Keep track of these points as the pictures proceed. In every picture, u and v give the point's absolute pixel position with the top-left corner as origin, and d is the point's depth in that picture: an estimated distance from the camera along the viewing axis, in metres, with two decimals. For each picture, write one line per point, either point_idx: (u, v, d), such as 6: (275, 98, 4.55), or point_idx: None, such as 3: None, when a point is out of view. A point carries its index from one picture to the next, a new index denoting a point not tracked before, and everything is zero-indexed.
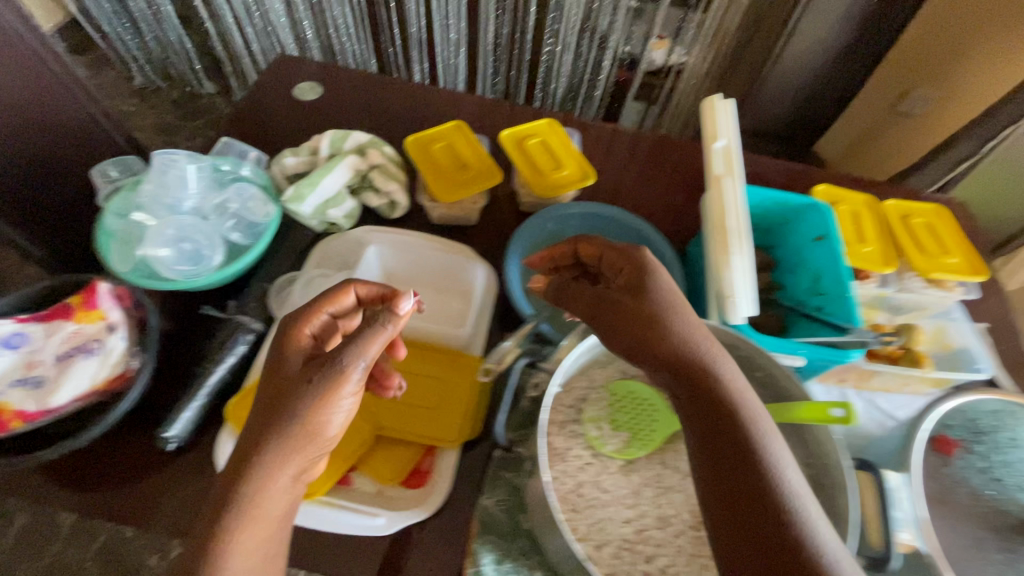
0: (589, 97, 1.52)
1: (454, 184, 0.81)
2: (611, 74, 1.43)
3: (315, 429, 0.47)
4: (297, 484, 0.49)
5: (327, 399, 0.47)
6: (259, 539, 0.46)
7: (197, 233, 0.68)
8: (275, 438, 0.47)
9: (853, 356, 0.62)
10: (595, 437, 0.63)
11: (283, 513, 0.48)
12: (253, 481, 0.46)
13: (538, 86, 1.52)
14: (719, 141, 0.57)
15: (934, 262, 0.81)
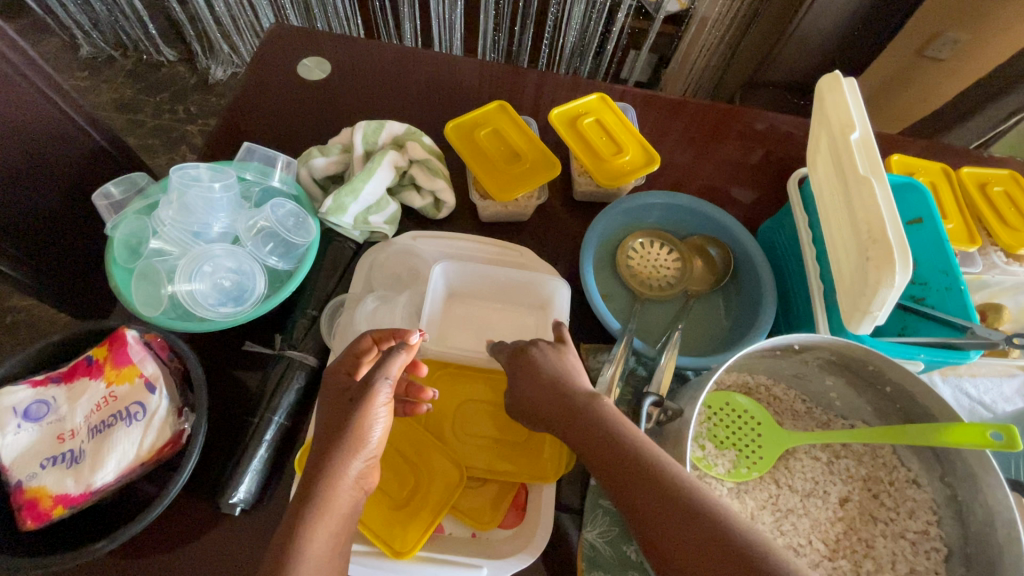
0: (606, 53, 1.39)
1: (509, 178, 0.71)
2: (629, 26, 1.30)
3: (360, 432, 0.43)
4: (360, 490, 0.44)
5: (363, 406, 0.44)
6: (328, 546, 0.40)
7: (232, 261, 0.58)
8: (336, 435, 0.43)
9: (974, 357, 0.58)
10: (701, 458, 0.57)
11: (349, 518, 0.42)
12: (320, 478, 0.41)
13: (548, 45, 1.38)
14: (854, 133, 0.50)
15: (1018, 235, 0.76)
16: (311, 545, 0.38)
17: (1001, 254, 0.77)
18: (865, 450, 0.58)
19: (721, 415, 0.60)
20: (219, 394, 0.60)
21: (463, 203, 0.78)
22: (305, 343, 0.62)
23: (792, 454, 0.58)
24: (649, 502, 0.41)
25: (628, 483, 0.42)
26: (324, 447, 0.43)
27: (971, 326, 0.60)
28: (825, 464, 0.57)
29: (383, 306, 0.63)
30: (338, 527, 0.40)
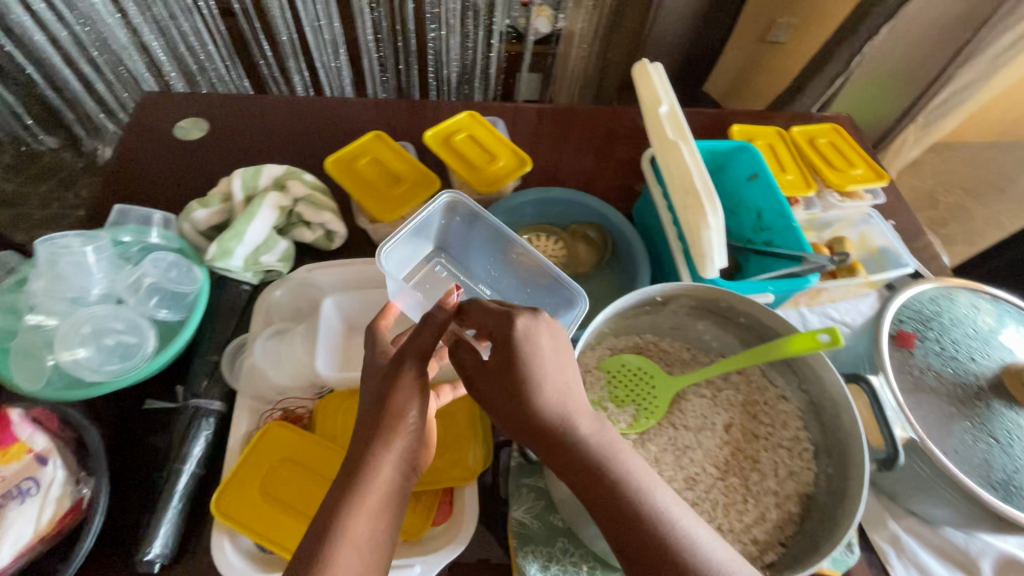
0: (485, 78, 1.47)
1: (392, 200, 0.75)
2: (502, 50, 1.39)
3: (394, 411, 0.46)
4: (408, 463, 0.46)
5: (393, 383, 0.47)
6: (370, 525, 0.41)
7: (119, 322, 0.59)
8: (376, 416, 0.46)
9: (813, 281, 0.67)
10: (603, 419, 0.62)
11: (396, 497, 0.44)
12: (364, 464, 0.43)
13: (433, 79, 1.45)
14: (661, 107, 0.58)
15: (844, 175, 0.89)
16: (353, 527, 0.40)
17: (834, 195, 0.88)
18: (741, 380, 0.64)
19: (618, 377, 0.65)
20: (124, 457, 0.59)
21: (356, 230, 0.81)
22: (208, 389, 0.62)
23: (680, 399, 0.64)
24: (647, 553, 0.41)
25: (627, 521, 0.42)
26: (366, 434, 0.45)
27: (806, 256, 0.69)
28: (711, 400, 0.63)
29: (280, 339, 0.65)
30: (378, 503, 0.42)
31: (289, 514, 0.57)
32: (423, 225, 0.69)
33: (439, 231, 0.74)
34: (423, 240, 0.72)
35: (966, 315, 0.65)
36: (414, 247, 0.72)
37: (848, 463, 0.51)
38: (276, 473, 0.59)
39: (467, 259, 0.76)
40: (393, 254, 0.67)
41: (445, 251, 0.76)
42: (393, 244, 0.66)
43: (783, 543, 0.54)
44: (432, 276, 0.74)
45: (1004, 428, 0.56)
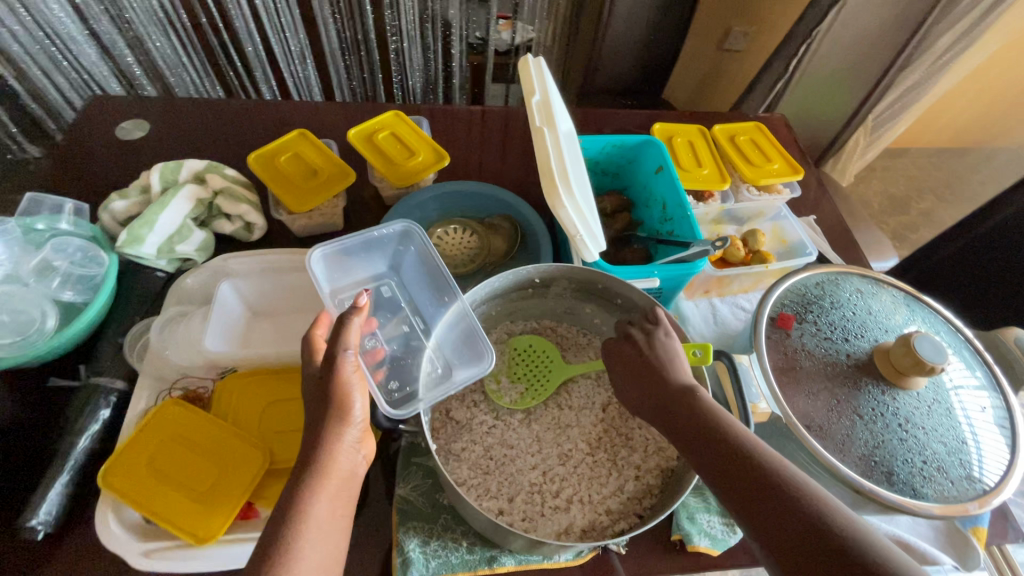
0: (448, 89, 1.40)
1: (307, 192, 0.78)
2: (464, 61, 1.33)
3: (343, 404, 0.50)
4: (355, 454, 0.51)
5: (338, 377, 0.51)
6: (331, 506, 0.47)
7: (20, 302, 0.63)
8: (324, 409, 0.50)
9: (701, 266, 0.69)
10: (493, 394, 0.66)
11: (348, 485, 0.49)
12: (316, 452, 0.48)
13: (399, 90, 1.38)
14: (534, 96, 0.60)
15: (761, 170, 0.91)
16: (315, 505, 0.45)
17: (751, 189, 0.90)
18: None
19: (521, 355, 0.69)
20: (21, 431, 0.61)
21: (278, 222, 0.84)
22: (111, 368, 0.65)
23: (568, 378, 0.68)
24: (741, 479, 0.43)
25: (719, 454, 0.45)
26: (316, 428, 0.49)
27: (695, 242, 0.72)
28: (594, 381, 0.68)
29: (178, 321, 0.67)
30: (334, 489, 0.47)
31: (172, 487, 0.58)
32: (370, 241, 0.68)
33: (394, 253, 0.72)
34: (373, 257, 0.70)
35: (848, 300, 0.66)
36: (359, 263, 0.70)
37: None
38: (165, 448, 0.60)
39: (415, 287, 0.71)
40: (329, 261, 0.66)
41: (396, 275, 0.72)
42: (332, 251, 0.65)
43: (638, 514, 0.57)
44: (375, 296, 0.70)
45: (870, 406, 0.58)
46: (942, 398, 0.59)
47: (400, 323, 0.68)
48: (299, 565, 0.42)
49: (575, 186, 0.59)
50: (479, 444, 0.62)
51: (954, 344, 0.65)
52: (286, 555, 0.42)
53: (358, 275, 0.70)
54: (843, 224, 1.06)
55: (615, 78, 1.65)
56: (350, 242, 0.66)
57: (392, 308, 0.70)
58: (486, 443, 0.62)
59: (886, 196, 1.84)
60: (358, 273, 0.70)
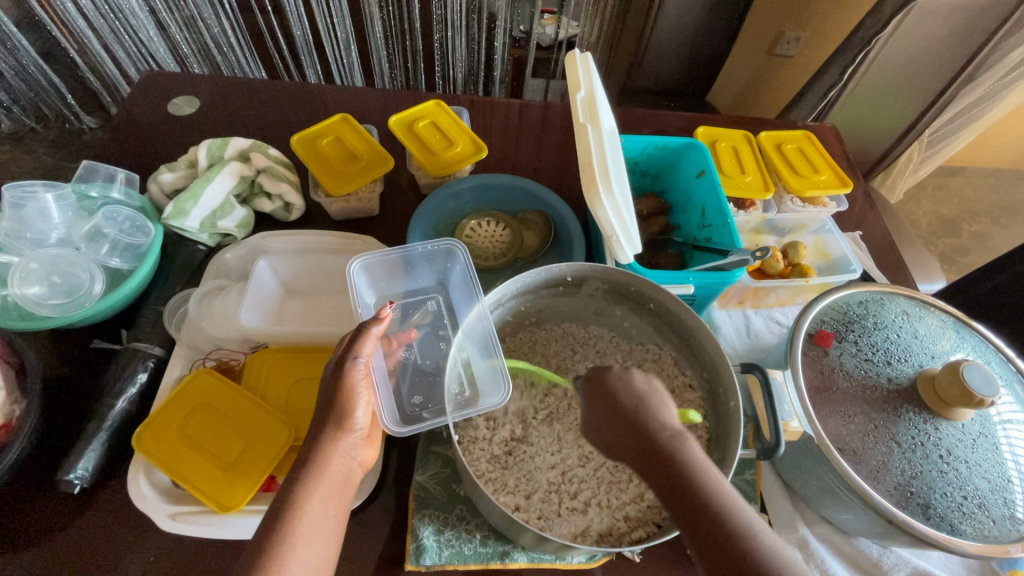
0: (489, 81, 1.40)
1: (345, 176, 0.79)
2: (506, 54, 1.32)
3: (346, 409, 0.51)
4: (350, 459, 0.52)
5: (343, 386, 0.51)
6: (325, 505, 0.48)
7: (71, 265, 0.65)
8: (324, 411, 0.51)
9: (738, 276, 0.67)
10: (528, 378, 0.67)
11: (342, 486, 0.50)
12: (314, 453, 0.49)
13: (439, 79, 1.38)
14: (580, 92, 0.60)
15: (807, 180, 0.87)
16: (310, 502, 0.47)
17: (795, 201, 0.87)
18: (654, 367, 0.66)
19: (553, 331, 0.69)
20: (64, 389, 0.64)
21: (316, 205, 0.86)
22: (150, 334, 0.67)
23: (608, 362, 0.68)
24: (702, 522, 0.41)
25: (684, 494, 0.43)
26: (315, 429, 0.51)
27: (734, 251, 0.70)
28: None
29: (214, 295, 0.69)
30: (326, 488, 0.48)
31: (197, 454, 0.60)
32: (414, 255, 0.69)
33: (443, 269, 0.71)
34: (419, 271, 0.71)
35: (895, 321, 0.63)
36: (406, 275, 0.70)
37: (728, 446, 0.53)
38: (195, 416, 0.62)
39: (460, 305, 0.69)
40: (367, 271, 0.66)
41: (445, 291, 0.72)
42: (374, 260, 0.67)
43: (656, 523, 0.56)
44: (418, 307, 0.70)
45: (910, 435, 0.55)
46: (988, 432, 0.56)
47: (439, 339, 0.68)
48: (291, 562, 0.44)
49: (615, 186, 0.58)
50: (498, 435, 0.62)
51: (1006, 377, 0.61)
52: (277, 555, 0.43)
53: (403, 286, 0.71)
54: (889, 242, 1.02)
55: (657, 80, 1.62)
56: (393, 252, 0.67)
57: (434, 321, 0.69)
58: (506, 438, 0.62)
59: (935, 215, 1.76)
60: (405, 285, 0.71)
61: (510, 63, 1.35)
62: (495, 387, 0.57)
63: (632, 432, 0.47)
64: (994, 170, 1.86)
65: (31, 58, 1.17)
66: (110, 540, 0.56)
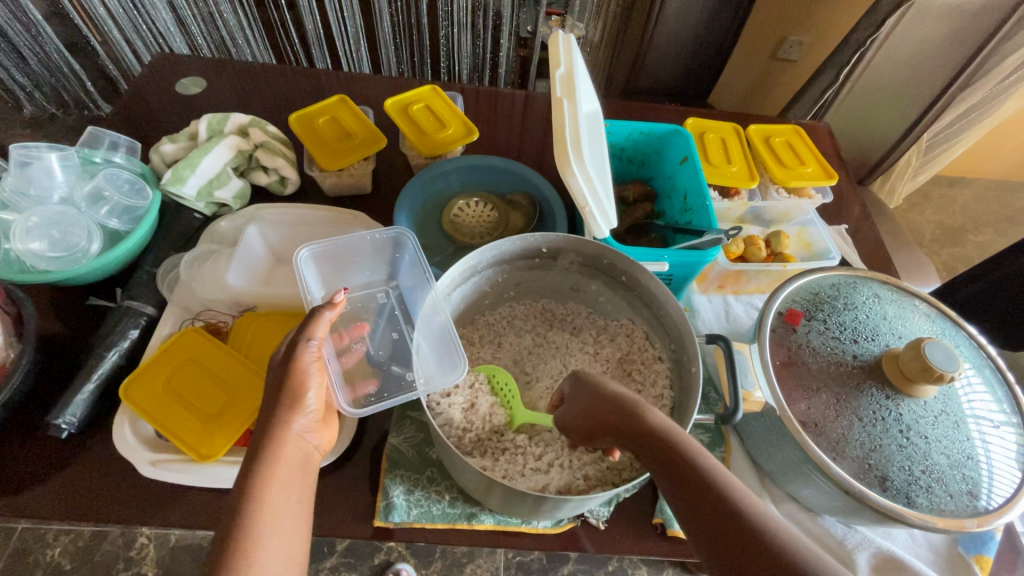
0: (493, 77, 1.42)
1: (339, 152, 0.82)
2: (511, 52, 1.34)
3: (297, 393, 0.52)
4: (305, 442, 0.53)
5: (296, 370, 0.53)
6: (285, 492, 0.48)
7: (71, 224, 0.68)
8: (277, 395, 0.52)
9: (712, 255, 0.68)
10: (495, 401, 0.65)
11: (301, 470, 0.50)
12: (269, 437, 0.50)
13: (445, 73, 1.41)
14: (559, 69, 0.62)
15: (792, 172, 0.89)
16: (267, 491, 0.46)
17: (779, 191, 0.88)
18: (625, 341, 0.68)
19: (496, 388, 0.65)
20: (58, 342, 0.66)
21: (311, 181, 0.89)
22: (143, 293, 0.70)
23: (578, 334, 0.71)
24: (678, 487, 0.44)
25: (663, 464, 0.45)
26: (268, 412, 0.51)
27: (710, 231, 0.71)
28: (591, 356, 0.68)
29: (205, 259, 0.72)
30: (282, 473, 0.48)
31: (181, 407, 0.62)
32: (361, 243, 0.70)
33: (392, 260, 0.73)
34: (369, 262, 0.73)
35: (865, 304, 0.64)
36: (354, 266, 0.72)
37: (690, 401, 0.55)
38: (180, 371, 0.64)
39: (410, 295, 0.72)
40: (319, 261, 0.69)
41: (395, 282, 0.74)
42: (322, 249, 0.68)
43: (614, 483, 0.57)
44: (371, 301, 0.72)
45: (870, 410, 0.56)
46: (951, 410, 0.57)
47: (392, 329, 0.70)
48: (259, 553, 0.43)
49: (587, 156, 0.60)
50: (465, 397, 0.63)
51: (975, 361, 0.62)
52: (243, 547, 0.43)
53: (355, 277, 0.73)
54: (878, 239, 1.02)
55: (661, 82, 1.64)
56: (344, 240, 0.69)
57: (385, 313, 0.72)
58: (473, 406, 0.63)
59: (939, 225, 1.75)
60: (356, 277, 0.73)
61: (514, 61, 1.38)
62: (452, 367, 0.59)
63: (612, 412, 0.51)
64: (1000, 181, 1.85)
65: (52, 42, 1.22)
66: (94, 484, 0.59)
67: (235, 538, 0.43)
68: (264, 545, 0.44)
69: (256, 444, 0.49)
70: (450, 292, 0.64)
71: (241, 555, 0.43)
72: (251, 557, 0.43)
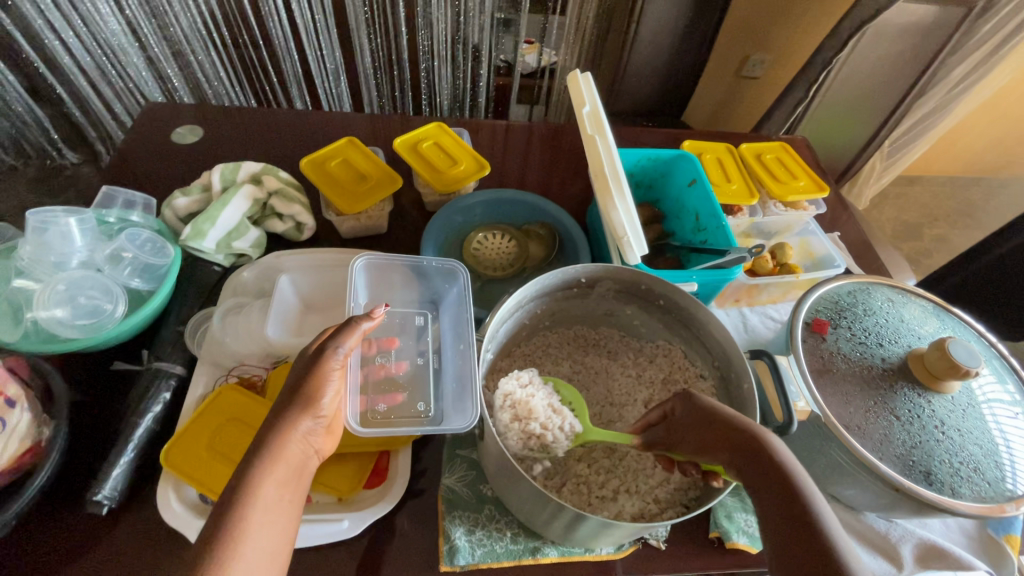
0: (474, 106, 1.44)
1: (356, 195, 0.82)
2: (491, 82, 1.37)
3: (313, 393, 0.49)
4: (308, 445, 0.49)
5: (317, 367, 0.50)
6: (276, 491, 0.45)
7: (94, 287, 0.66)
8: (295, 391, 0.49)
9: (736, 273, 0.72)
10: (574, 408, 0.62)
11: (296, 473, 0.47)
12: (275, 432, 0.47)
13: (426, 106, 1.42)
14: (586, 107, 0.65)
15: (787, 186, 0.94)
16: (263, 486, 0.44)
17: (778, 205, 0.93)
18: (665, 361, 0.71)
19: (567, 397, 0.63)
20: (83, 412, 0.63)
21: (325, 225, 0.88)
22: (170, 354, 0.68)
23: (618, 358, 0.73)
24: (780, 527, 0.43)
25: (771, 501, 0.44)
26: (282, 405, 0.49)
27: (730, 249, 0.75)
28: (635, 380, 0.70)
29: (236, 312, 0.70)
30: (282, 475, 0.45)
31: (228, 468, 0.60)
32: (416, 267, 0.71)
33: (438, 288, 0.73)
34: (419, 284, 0.73)
35: (883, 308, 0.69)
36: (401, 288, 0.72)
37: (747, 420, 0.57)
38: (222, 431, 0.62)
39: (446, 329, 0.70)
40: (373, 272, 0.70)
41: (435, 310, 0.73)
42: (378, 262, 0.69)
43: (684, 503, 0.58)
44: (407, 321, 0.71)
45: (906, 408, 0.60)
46: (975, 403, 0.61)
47: (419, 354, 0.68)
48: (242, 557, 0.40)
49: (626, 191, 0.63)
50: (544, 396, 0.60)
51: (985, 353, 0.67)
52: (231, 541, 0.40)
53: (399, 296, 0.73)
54: (864, 242, 1.09)
55: (633, 103, 1.70)
56: (397, 260, 0.70)
57: (417, 338, 0.70)
58: (556, 409, 0.59)
59: (899, 222, 1.87)
60: (400, 296, 0.73)
61: (495, 90, 1.41)
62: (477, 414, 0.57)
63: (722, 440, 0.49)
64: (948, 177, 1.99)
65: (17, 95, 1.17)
66: (138, 561, 0.55)
67: (225, 534, 0.40)
68: (248, 542, 0.41)
69: (262, 438, 0.47)
70: (497, 329, 0.65)
71: (227, 549, 0.40)
72: (232, 556, 0.40)
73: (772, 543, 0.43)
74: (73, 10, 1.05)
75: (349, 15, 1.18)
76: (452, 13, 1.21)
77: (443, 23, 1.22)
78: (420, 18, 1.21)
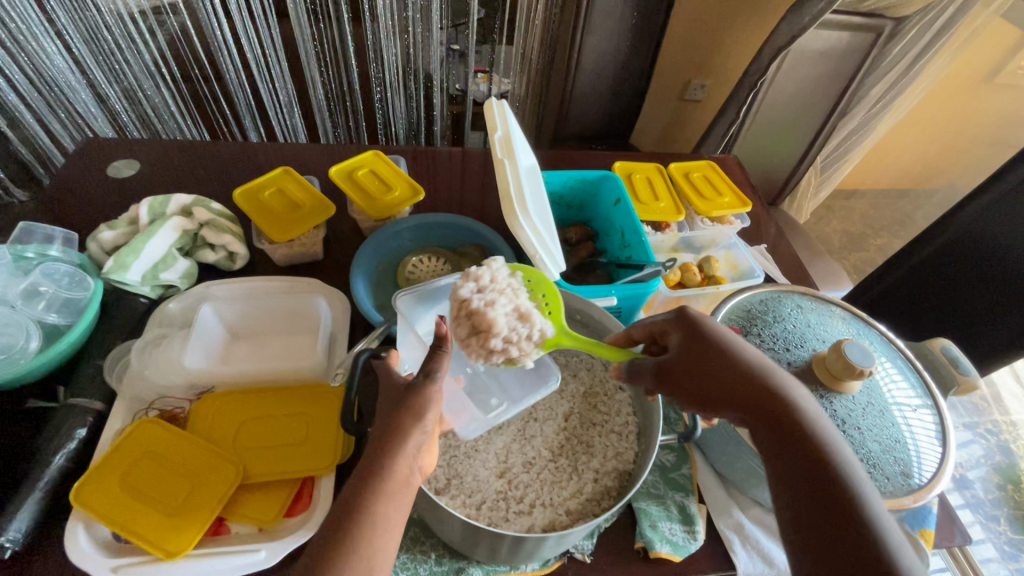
0: (430, 133, 1.46)
1: (287, 223, 0.83)
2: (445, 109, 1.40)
3: (418, 408, 0.49)
4: (413, 461, 0.49)
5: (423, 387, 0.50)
6: (392, 506, 0.45)
7: (6, 324, 0.66)
8: (398, 407, 0.49)
9: (654, 285, 0.75)
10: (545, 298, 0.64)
11: (406, 490, 0.47)
12: (384, 452, 0.47)
13: (381, 134, 1.42)
14: (497, 133, 0.67)
15: (712, 203, 0.98)
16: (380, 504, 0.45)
17: (704, 220, 0.98)
18: (587, 375, 0.73)
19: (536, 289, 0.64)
20: None
21: (259, 254, 0.89)
22: (89, 389, 0.67)
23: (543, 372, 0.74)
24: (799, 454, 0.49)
25: (790, 433, 0.50)
26: (385, 429, 0.48)
27: (648, 264, 0.79)
28: (558, 395, 0.71)
29: (156, 344, 0.70)
30: (397, 491, 0.46)
31: (143, 504, 0.59)
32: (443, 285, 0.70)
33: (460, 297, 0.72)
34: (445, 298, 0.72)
35: (792, 313, 0.72)
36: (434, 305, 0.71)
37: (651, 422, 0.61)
38: (138, 466, 0.61)
39: None
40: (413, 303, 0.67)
41: None
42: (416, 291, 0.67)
43: (595, 513, 0.60)
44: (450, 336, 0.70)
45: None
46: (875, 401, 0.64)
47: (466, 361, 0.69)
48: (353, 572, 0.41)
49: (531, 211, 0.66)
50: (507, 302, 0.58)
51: (889, 355, 0.70)
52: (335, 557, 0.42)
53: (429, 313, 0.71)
54: (794, 254, 1.14)
55: (587, 127, 1.75)
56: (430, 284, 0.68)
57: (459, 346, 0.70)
58: (521, 317, 0.58)
59: (845, 233, 1.95)
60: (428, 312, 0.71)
61: (449, 118, 1.44)
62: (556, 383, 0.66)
63: (741, 378, 0.53)
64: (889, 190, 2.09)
65: None
66: None
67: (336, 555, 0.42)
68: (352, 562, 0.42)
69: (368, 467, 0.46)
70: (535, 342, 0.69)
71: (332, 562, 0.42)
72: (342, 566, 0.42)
73: (785, 474, 0.49)
74: (18, 50, 1.06)
75: (297, 48, 1.18)
76: (401, 42, 1.21)
77: (393, 53, 1.23)
78: (370, 51, 1.22)
